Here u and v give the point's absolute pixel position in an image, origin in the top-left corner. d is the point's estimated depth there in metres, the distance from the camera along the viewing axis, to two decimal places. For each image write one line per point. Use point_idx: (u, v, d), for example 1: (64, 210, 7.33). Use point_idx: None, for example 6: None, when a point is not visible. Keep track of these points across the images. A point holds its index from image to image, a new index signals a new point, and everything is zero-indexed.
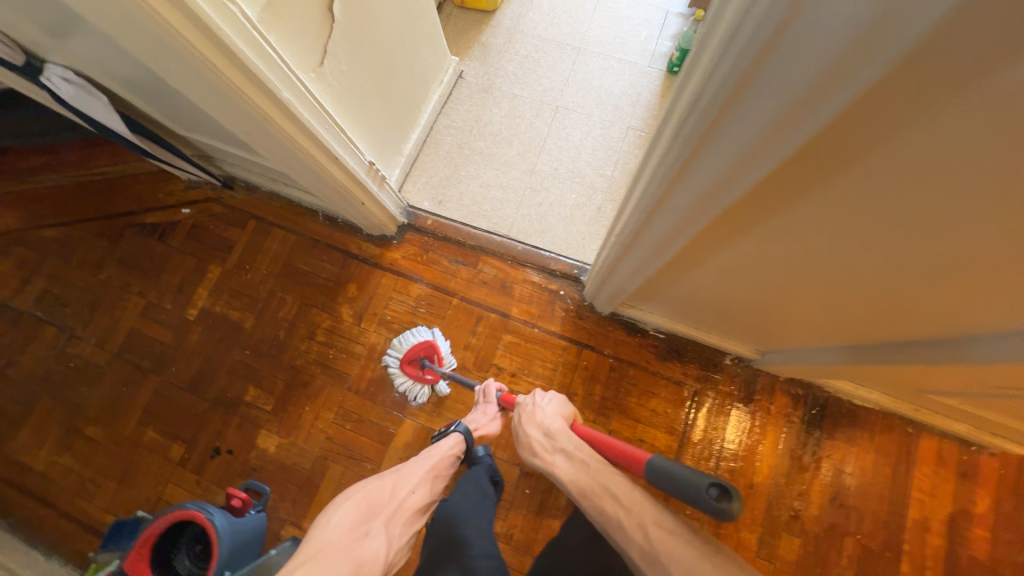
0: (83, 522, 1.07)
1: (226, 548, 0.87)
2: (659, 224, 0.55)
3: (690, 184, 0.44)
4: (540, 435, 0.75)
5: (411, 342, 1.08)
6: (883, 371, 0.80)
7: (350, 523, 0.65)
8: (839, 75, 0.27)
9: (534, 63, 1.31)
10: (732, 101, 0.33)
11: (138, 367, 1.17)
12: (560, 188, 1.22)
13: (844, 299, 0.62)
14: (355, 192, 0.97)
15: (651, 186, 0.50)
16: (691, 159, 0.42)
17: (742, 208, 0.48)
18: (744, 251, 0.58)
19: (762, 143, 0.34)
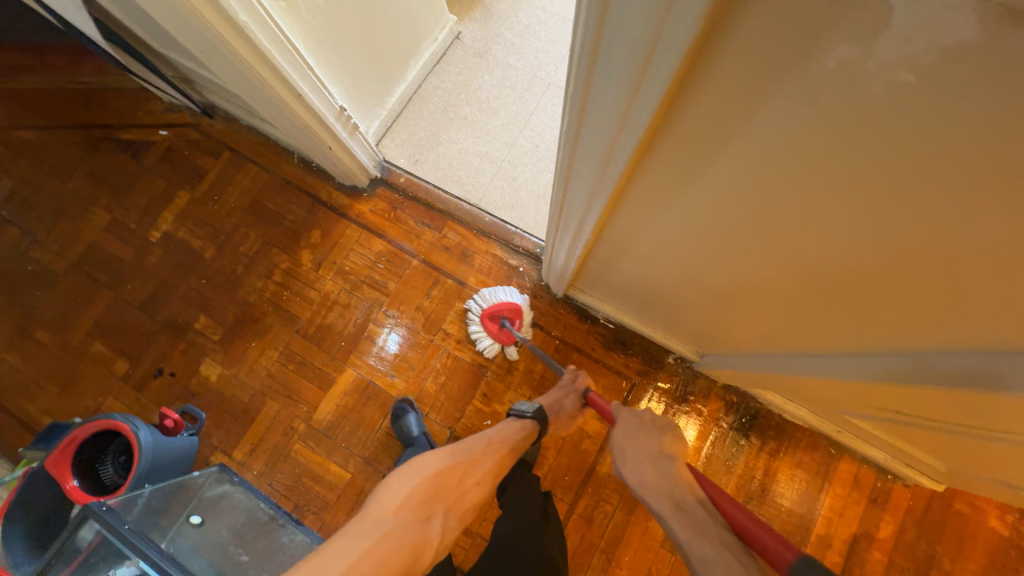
0: (21, 420, 1.09)
1: (147, 462, 0.91)
2: (576, 194, 0.59)
3: (588, 149, 0.48)
4: (652, 471, 0.62)
5: (499, 299, 1.08)
6: (808, 385, 0.81)
7: (416, 500, 0.62)
8: (666, 28, 0.29)
9: (534, 34, 1.29)
10: (602, 56, 0.37)
11: (94, 280, 1.18)
12: (537, 165, 1.21)
13: (764, 296, 0.63)
14: (323, 136, 0.96)
15: (563, 153, 0.54)
16: (584, 122, 0.45)
17: (643, 187, 0.51)
18: (660, 235, 0.61)
19: (627, 104, 0.38)
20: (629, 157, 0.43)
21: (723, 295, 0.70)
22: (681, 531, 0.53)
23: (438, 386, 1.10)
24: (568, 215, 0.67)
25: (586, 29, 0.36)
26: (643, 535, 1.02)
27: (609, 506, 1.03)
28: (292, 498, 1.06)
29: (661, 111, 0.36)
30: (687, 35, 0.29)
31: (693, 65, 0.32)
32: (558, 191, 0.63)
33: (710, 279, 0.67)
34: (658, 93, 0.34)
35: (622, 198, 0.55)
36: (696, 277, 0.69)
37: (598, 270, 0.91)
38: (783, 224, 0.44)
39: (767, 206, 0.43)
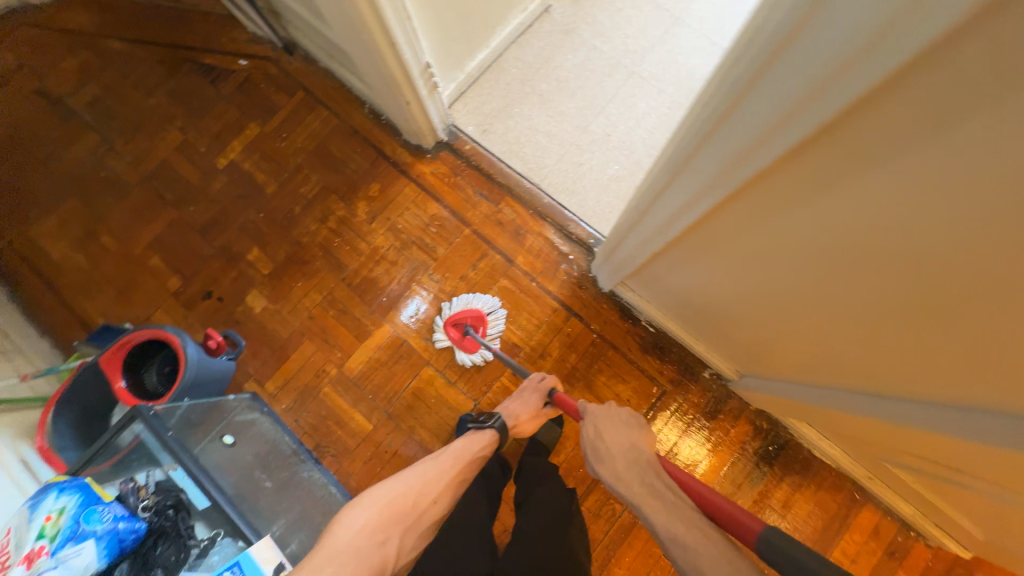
0: (79, 317, 1.15)
1: (189, 376, 0.94)
2: (689, 180, 0.59)
3: (732, 135, 0.47)
4: (625, 463, 0.63)
5: (465, 305, 1.10)
6: (854, 424, 0.79)
7: (372, 526, 0.63)
8: (880, 38, 0.30)
9: (626, 18, 1.24)
10: (792, 42, 0.36)
11: (161, 196, 1.22)
12: (605, 154, 1.18)
13: (845, 325, 0.61)
14: (404, 90, 0.96)
15: (691, 137, 0.53)
16: (737, 106, 0.45)
17: (768, 189, 0.51)
18: (759, 240, 0.60)
19: (798, 102, 0.38)
20: (779, 152, 0.44)
21: (797, 315, 0.68)
22: (656, 519, 0.53)
23: (469, 357, 1.11)
24: (666, 201, 0.66)
25: (781, 10, 0.35)
26: (647, 540, 1.02)
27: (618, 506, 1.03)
28: (315, 437, 1.09)
29: (837, 113, 0.37)
30: (926, 31, 0.27)
31: (909, 65, 0.30)
32: (665, 174, 0.62)
33: (791, 294, 0.65)
34: (859, 87, 0.33)
35: (742, 192, 0.54)
36: (774, 291, 0.67)
37: (660, 268, 0.89)
38: (913, 251, 0.42)
39: (907, 228, 0.41)
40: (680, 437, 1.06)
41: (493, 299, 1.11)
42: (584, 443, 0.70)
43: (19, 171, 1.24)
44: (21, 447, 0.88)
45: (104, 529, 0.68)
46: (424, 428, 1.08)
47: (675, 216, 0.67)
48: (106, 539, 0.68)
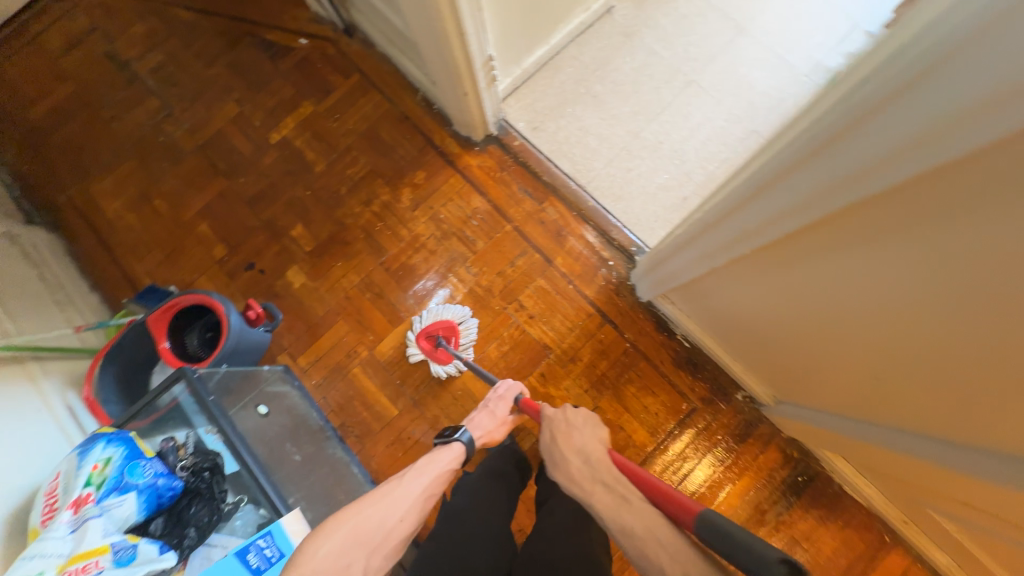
0: (127, 276, 1.19)
1: (229, 343, 0.96)
2: (771, 202, 0.57)
3: (832, 163, 0.45)
4: (581, 465, 0.66)
5: (435, 317, 1.11)
6: (899, 466, 0.75)
7: (336, 556, 0.54)
8: (995, 104, 0.30)
9: (690, 25, 1.21)
10: (903, 92, 0.35)
11: (214, 166, 1.25)
12: (655, 162, 1.16)
13: (907, 364, 0.58)
14: (464, 80, 0.96)
15: (783, 159, 0.51)
16: (844, 134, 0.43)
17: (859, 220, 0.49)
18: (833, 268, 0.58)
19: (901, 147, 0.38)
20: (875, 190, 0.43)
21: (852, 349, 0.65)
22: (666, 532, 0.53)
23: (499, 353, 1.10)
24: (737, 220, 0.64)
25: (914, 42, 0.33)
26: None
27: None
28: (341, 416, 1.11)
29: (944, 163, 0.36)
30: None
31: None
32: (743, 194, 0.60)
33: (850, 326, 0.62)
34: (989, 135, 0.31)
35: (829, 218, 0.52)
36: (833, 322, 0.65)
37: (709, 285, 0.87)
38: (1005, 299, 0.40)
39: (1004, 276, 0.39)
40: (706, 457, 1.04)
41: (464, 308, 1.12)
42: (542, 448, 0.74)
43: (84, 129, 1.29)
44: (68, 395, 0.93)
45: (145, 484, 0.70)
46: (448, 419, 1.08)
47: (741, 238, 0.66)
48: (146, 494, 0.70)
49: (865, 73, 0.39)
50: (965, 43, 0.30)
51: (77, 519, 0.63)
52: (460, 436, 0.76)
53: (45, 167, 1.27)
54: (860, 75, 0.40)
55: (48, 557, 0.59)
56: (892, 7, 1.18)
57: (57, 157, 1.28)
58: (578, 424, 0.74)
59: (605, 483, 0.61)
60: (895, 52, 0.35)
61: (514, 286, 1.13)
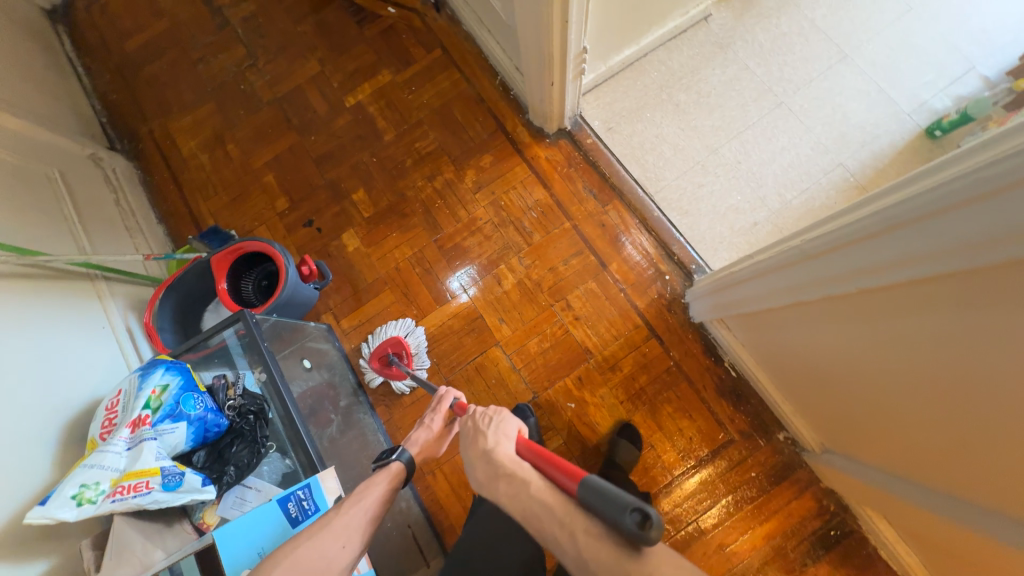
0: (191, 213, 1.23)
1: (284, 294, 0.98)
2: (886, 246, 0.51)
3: (985, 217, 0.40)
4: (484, 464, 0.59)
5: (382, 338, 1.10)
6: (956, 544, 0.70)
7: None
8: None
9: (788, 45, 1.16)
10: (1006, 190, 0.37)
11: (288, 120, 1.27)
12: (729, 182, 1.11)
13: (995, 446, 0.53)
14: (554, 71, 0.94)
15: (917, 203, 0.46)
16: (1006, 190, 0.37)
17: (930, 291, 0.50)
18: (930, 330, 0.53)
19: (998, 237, 0.39)
20: (955, 269, 0.44)
21: (930, 416, 0.61)
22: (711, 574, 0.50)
23: (539, 349, 1.09)
24: (835, 258, 0.59)
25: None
26: None
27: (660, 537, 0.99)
28: None
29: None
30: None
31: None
32: (849, 233, 0.55)
33: (936, 391, 0.57)
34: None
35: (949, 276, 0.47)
36: (914, 382, 0.60)
37: (770, 320, 0.84)
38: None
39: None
40: (735, 492, 1.00)
41: (409, 321, 1.11)
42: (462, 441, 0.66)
43: (172, 67, 1.33)
44: (129, 318, 0.97)
45: (195, 416, 0.72)
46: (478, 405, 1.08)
47: (806, 286, 0.66)
48: (195, 426, 0.72)
49: (959, 169, 0.41)
50: None
51: (134, 438, 0.66)
52: (397, 454, 0.68)
53: (131, 97, 1.32)
54: (953, 169, 0.42)
55: (104, 469, 0.62)
56: (1017, 53, 1.09)
57: (144, 90, 1.33)
58: (486, 426, 0.64)
59: (508, 475, 0.56)
60: (1000, 155, 0.37)
61: (562, 286, 1.11)
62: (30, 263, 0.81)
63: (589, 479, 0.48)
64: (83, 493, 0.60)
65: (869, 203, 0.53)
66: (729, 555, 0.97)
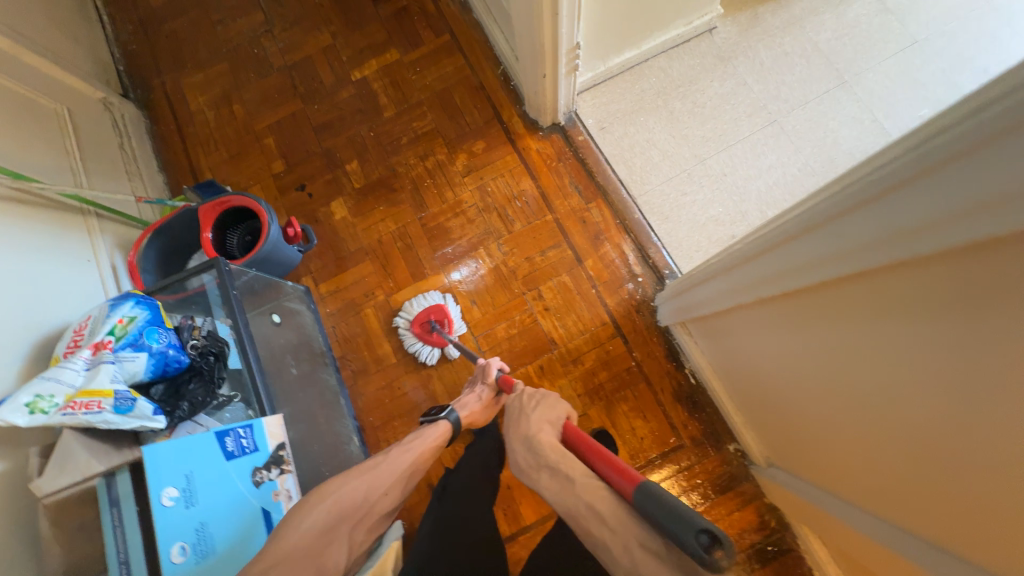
0: (191, 166, 1.27)
1: (264, 251, 1.02)
2: (806, 247, 0.53)
3: (888, 214, 0.40)
4: (525, 451, 0.59)
5: (422, 306, 1.11)
6: (869, 561, 0.71)
7: (316, 529, 0.57)
8: (957, 219, 0.34)
9: (789, 65, 1.17)
10: (889, 192, 0.40)
11: (294, 87, 1.31)
12: (713, 193, 1.12)
13: (915, 460, 0.53)
14: (546, 62, 0.96)
15: (837, 200, 0.46)
16: (888, 194, 0.40)
17: (846, 295, 0.52)
18: (851, 338, 0.55)
19: (886, 238, 0.41)
20: (855, 270, 0.47)
21: (855, 427, 0.61)
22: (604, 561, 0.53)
23: (505, 335, 1.11)
24: (774, 258, 0.60)
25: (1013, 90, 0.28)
26: None
27: None
28: (343, 348, 1.16)
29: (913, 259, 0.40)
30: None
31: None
32: (779, 234, 0.57)
33: (860, 400, 0.58)
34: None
35: (872, 275, 0.47)
36: (846, 389, 0.60)
37: (726, 326, 0.86)
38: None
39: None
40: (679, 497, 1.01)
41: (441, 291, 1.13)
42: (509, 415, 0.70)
43: (191, 25, 1.38)
44: (115, 256, 1.01)
45: (157, 349, 0.75)
46: (440, 381, 1.11)
47: (749, 286, 0.68)
48: (155, 358, 0.75)
49: (861, 171, 0.44)
50: (935, 166, 0.35)
51: (94, 359, 0.70)
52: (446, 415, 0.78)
53: (149, 50, 1.37)
54: (858, 171, 0.44)
55: (61, 384, 0.66)
56: None
57: (162, 44, 1.37)
58: (532, 407, 0.69)
59: (546, 463, 0.55)
60: (888, 157, 0.40)
61: (538, 277, 1.13)
62: (25, 188, 0.85)
63: (643, 481, 0.45)
64: (37, 402, 0.64)
65: (802, 205, 0.55)
66: None
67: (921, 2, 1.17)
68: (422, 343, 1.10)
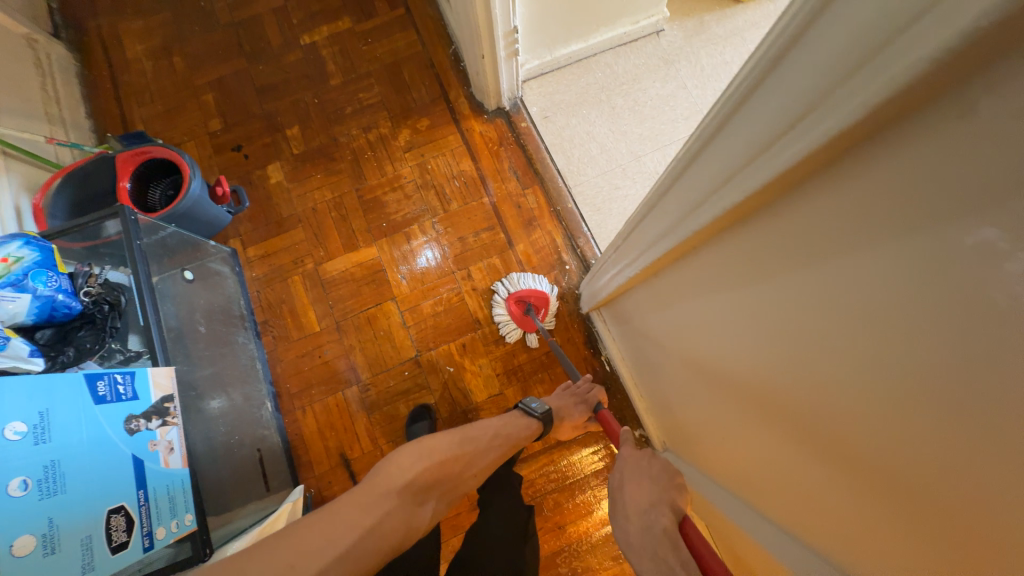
0: (122, 116, 1.23)
1: (184, 206, 0.99)
2: (661, 214, 0.55)
3: (705, 171, 0.43)
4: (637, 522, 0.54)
5: (527, 284, 1.08)
6: (723, 534, 0.76)
7: (415, 486, 0.64)
8: (743, 168, 0.36)
9: (727, 73, 1.22)
10: (708, 145, 0.42)
11: (240, 45, 1.27)
12: (644, 189, 1.16)
13: (743, 431, 0.57)
14: (484, 42, 0.97)
15: (679, 162, 0.48)
16: (707, 147, 0.42)
17: (698, 266, 0.55)
18: (703, 313, 0.58)
19: (704, 197, 0.44)
20: (688, 235, 0.49)
21: (710, 403, 0.65)
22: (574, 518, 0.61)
23: (432, 312, 1.12)
24: (643, 232, 0.62)
25: (785, 28, 0.30)
26: None
27: (535, 492, 1.05)
28: (266, 314, 1.14)
29: (721, 220, 0.42)
30: (881, 73, 0.22)
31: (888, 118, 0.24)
32: (646, 204, 0.59)
33: (711, 375, 0.61)
34: (818, 135, 0.27)
35: (717, 239, 0.48)
36: (704, 364, 0.63)
37: (630, 310, 0.89)
38: (822, 380, 0.38)
39: (833, 344, 0.36)
40: (585, 476, 1.06)
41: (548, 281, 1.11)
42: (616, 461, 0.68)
43: None
44: (20, 197, 0.97)
45: (43, 293, 0.73)
46: (363, 353, 1.11)
47: (631, 262, 0.71)
48: (41, 301, 0.73)
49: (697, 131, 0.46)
50: (735, 113, 0.37)
51: None
52: (540, 409, 0.85)
53: None
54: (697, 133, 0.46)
55: None
56: None
57: None
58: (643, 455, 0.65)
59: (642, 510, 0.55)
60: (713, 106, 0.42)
61: (471, 257, 1.14)
62: None
63: None
64: None
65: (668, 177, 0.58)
66: (565, 533, 1.03)
67: None
68: (512, 322, 1.09)
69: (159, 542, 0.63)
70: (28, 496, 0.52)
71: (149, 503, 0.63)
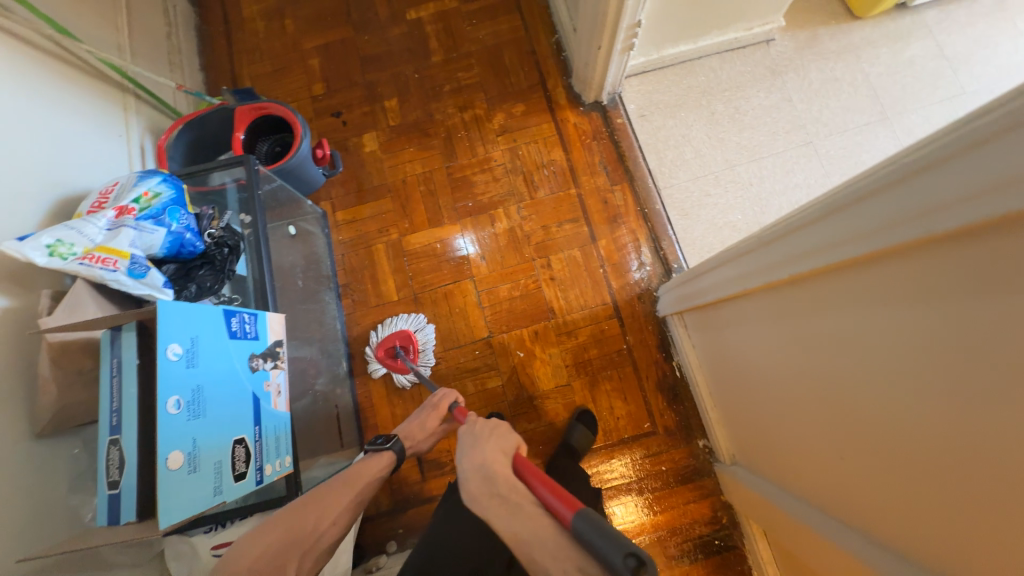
0: (232, 72, 1.28)
1: (292, 164, 1.03)
2: (801, 240, 0.53)
3: (876, 209, 0.40)
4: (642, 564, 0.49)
5: (391, 329, 1.10)
6: (793, 551, 0.74)
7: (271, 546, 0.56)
8: (939, 212, 0.34)
9: (835, 91, 1.18)
10: (886, 187, 0.39)
11: (348, 14, 1.31)
12: (736, 199, 1.14)
13: (846, 453, 0.56)
14: (604, 34, 0.96)
15: (839, 194, 0.45)
16: (884, 190, 0.39)
17: (827, 294, 0.53)
18: (818, 333, 0.56)
19: (870, 232, 0.41)
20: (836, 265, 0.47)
21: (805, 423, 0.64)
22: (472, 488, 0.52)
23: (508, 296, 1.14)
24: (769, 252, 0.60)
25: None
26: None
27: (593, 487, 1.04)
28: (347, 277, 1.17)
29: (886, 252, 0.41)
30: None
31: None
32: (780, 228, 0.57)
33: (813, 393, 0.60)
34: None
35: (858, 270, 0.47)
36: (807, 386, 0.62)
37: (717, 321, 0.87)
38: (970, 408, 0.38)
39: (993, 374, 0.35)
40: (639, 478, 1.04)
41: (421, 318, 1.12)
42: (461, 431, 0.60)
43: None
44: (144, 137, 1.03)
45: (175, 229, 0.76)
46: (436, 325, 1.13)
47: (743, 279, 0.69)
48: (173, 237, 0.75)
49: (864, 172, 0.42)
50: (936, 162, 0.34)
51: (116, 222, 0.71)
52: (387, 444, 0.75)
53: None
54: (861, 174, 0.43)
55: (82, 236, 0.67)
56: None
57: None
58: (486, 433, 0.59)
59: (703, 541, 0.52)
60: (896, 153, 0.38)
61: (551, 245, 1.15)
62: (64, 45, 0.87)
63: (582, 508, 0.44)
64: (57, 247, 0.64)
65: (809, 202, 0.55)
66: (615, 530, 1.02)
67: (978, 53, 1.17)
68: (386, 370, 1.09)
69: (268, 478, 0.66)
70: (180, 415, 0.56)
71: (262, 441, 0.66)
